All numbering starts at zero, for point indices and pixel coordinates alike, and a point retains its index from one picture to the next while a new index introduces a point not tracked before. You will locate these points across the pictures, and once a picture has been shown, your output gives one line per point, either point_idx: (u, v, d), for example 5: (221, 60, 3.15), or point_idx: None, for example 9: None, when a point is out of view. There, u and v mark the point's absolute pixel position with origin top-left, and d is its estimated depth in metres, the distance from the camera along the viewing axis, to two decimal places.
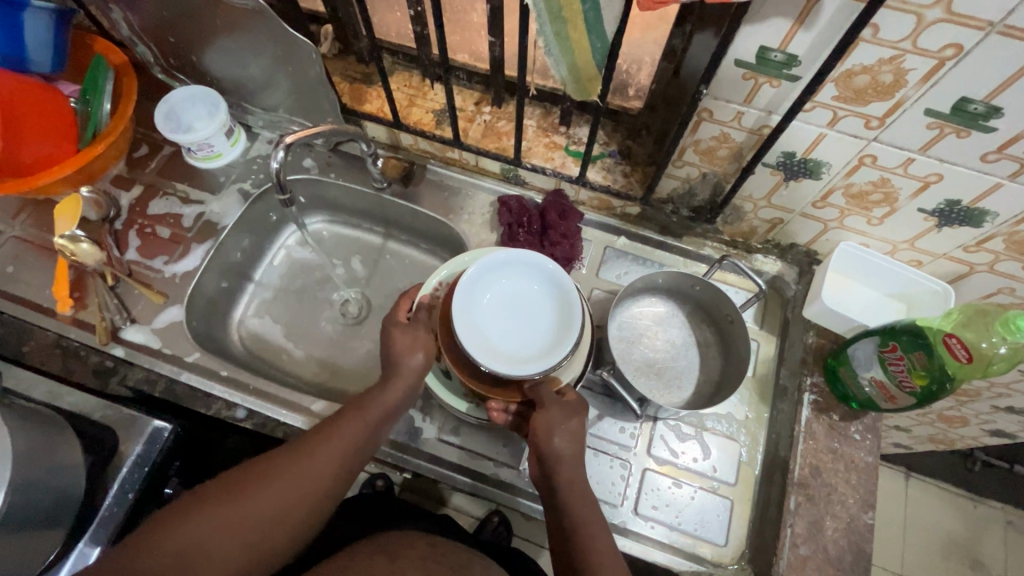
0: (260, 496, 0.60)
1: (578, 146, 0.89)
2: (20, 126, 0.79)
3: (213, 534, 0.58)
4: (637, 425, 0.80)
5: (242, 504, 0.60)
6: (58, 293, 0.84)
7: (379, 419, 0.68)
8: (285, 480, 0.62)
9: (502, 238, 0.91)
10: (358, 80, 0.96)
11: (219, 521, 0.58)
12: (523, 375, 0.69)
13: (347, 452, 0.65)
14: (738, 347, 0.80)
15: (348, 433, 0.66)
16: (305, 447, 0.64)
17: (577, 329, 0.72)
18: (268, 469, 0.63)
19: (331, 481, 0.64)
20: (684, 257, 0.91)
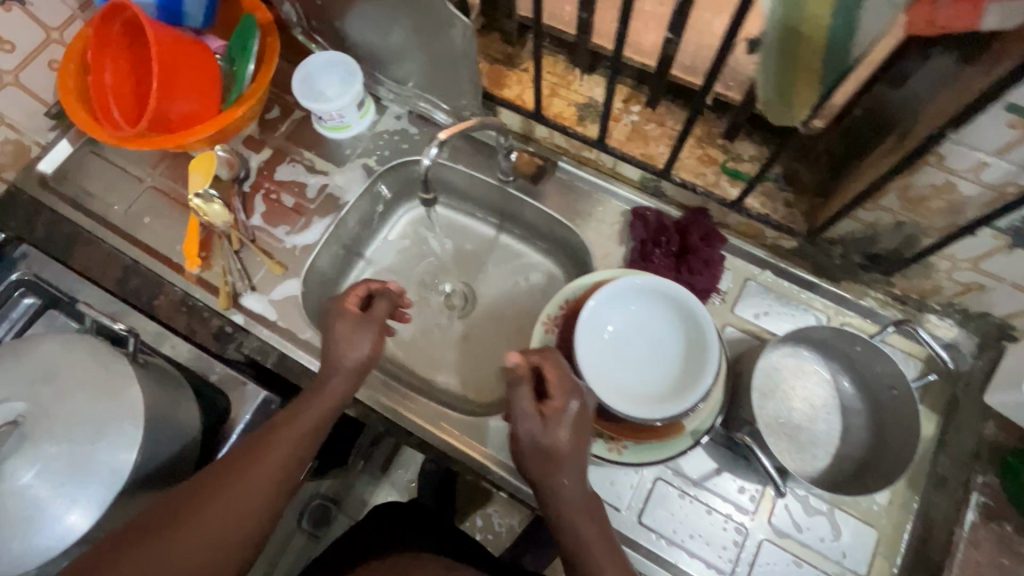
0: (198, 524, 0.55)
1: (737, 164, 0.79)
2: (174, 80, 0.78)
3: (150, 564, 0.52)
4: (760, 488, 0.72)
5: (181, 539, 0.53)
6: (189, 252, 0.85)
7: (316, 425, 0.64)
8: (230, 490, 0.57)
9: (632, 254, 0.82)
10: (500, 61, 0.89)
11: (158, 561, 0.52)
12: (645, 420, 0.62)
13: (283, 468, 0.61)
14: (896, 425, 0.69)
15: (287, 446, 0.61)
16: (246, 462, 0.59)
17: (690, 401, 0.62)
18: (203, 485, 0.57)
19: (274, 496, 0.59)
20: (837, 303, 0.79)
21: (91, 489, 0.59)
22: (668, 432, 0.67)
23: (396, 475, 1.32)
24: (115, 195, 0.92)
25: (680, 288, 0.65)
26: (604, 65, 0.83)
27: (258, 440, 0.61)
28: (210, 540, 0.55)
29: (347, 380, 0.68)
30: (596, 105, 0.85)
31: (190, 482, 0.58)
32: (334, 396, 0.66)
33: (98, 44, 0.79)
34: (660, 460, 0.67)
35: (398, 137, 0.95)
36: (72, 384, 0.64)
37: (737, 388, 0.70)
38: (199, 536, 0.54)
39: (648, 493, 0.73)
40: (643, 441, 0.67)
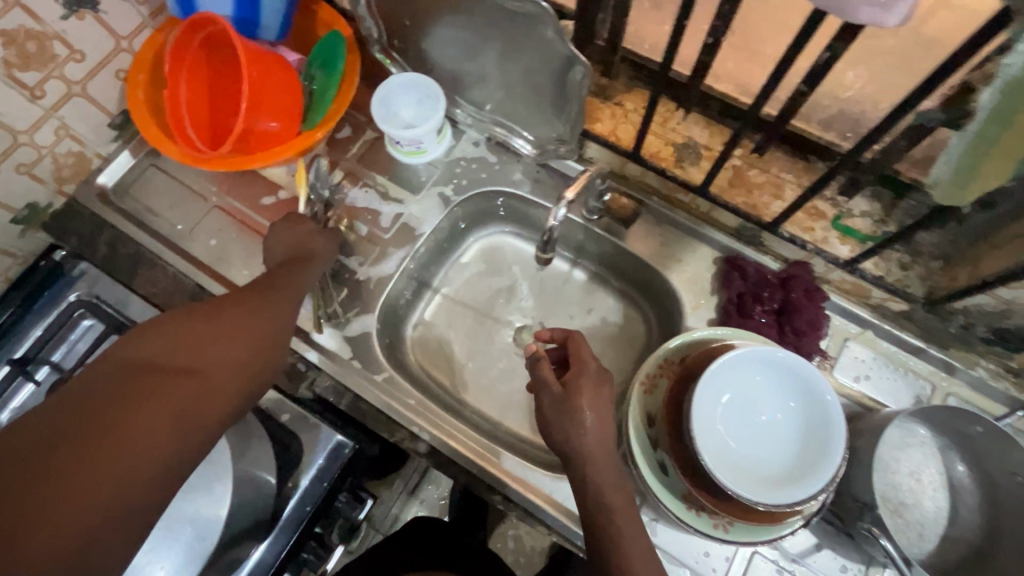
0: (225, 369, 0.60)
1: (850, 220, 0.74)
2: (261, 96, 0.74)
3: (189, 393, 0.56)
4: (862, 568, 0.69)
5: (213, 344, 0.60)
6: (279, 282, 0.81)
7: (299, 285, 0.72)
8: (228, 330, 0.62)
9: (728, 308, 0.78)
10: (592, 91, 0.83)
11: (194, 390, 0.56)
12: (752, 503, 0.58)
13: (277, 311, 0.67)
14: (1017, 513, 0.65)
15: (283, 294, 0.69)
16: (224, 307, 0.64)
17: (811, 490, 0.57)
18: (230, 331, 0.62)
19: (274, 337, 0.66)
20: (945, 370, 0.75)
21: (178, 547, 0.61)
22: (778, 517, 0.61)
23: (424, 492, 1.25)
24: (179, 213, 0.88)
25: (812, 367, 0.61)
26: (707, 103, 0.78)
27: (253, 296, 0.67)
28: (229, 379, 0.59)
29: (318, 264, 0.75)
30: (697, 145, 0.80)
31: (209, 307, 0.64)
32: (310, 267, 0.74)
33: (177, 56, 0.74)
34: (764, 541, 0.64)
35: (476, 165, 0.91)
36: None
37: (852, 464, 0.67)
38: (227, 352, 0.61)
39: (744, 566, 0.69)
40: (746, 521, 0.62)
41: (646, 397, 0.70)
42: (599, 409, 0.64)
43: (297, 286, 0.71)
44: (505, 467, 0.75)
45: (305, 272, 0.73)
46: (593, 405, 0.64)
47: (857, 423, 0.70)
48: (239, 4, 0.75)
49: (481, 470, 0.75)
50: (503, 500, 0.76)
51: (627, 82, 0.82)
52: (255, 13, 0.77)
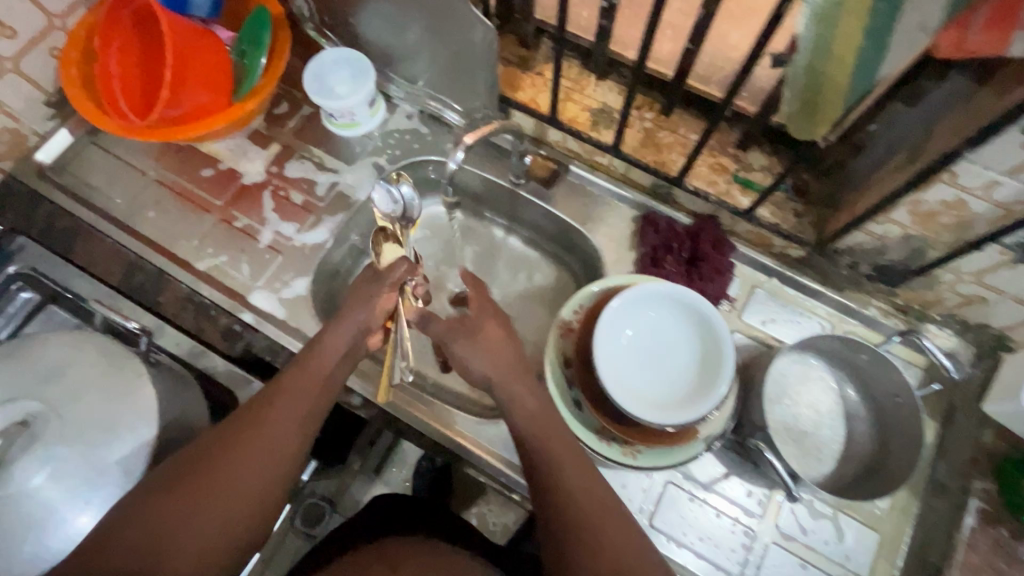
0: (240, 482, 0.56)
1: (748, 173, 0.80)
2: (187, 70, 0.76)
3: (188, 525, 0.53)
4: (767, 492, 0.74)
5: (214, 476, 0.55)
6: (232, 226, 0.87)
7: (328, 373, 0.63)
8: (230, 459, 0.56)
9: (644, 261, 0.83)
10: (514, 63, 0.88)
11: (186, 518, 0.53)
12: (656, 425, 0.63)
13: (303, 416, 0.60)
14: (899, 431, 0.71)
15: (303, 392, 0.61)
16: (252, 427, 0.58)
17: (705, 409, 0.63)
18: (228, 450, 0.57)
19: (299, 445, 0.59)
20: (841, 311, 0.81)
21: (105, 490, 0.60)
22: (677, 438, 0.67)
23: (389, 473, 1.20)
24: (119, 188, 0.90)
25: (702, 299, 0.66)
26: (617, 70, 0.84)
27: (272, 395, 0.60)
28: (240, 497, 0.55)
29: (343, 347, 0.63)
30: (610, 110, 0.85)
31: (198, 444, 0.58)
32: (335, 349, 0.63)
33: (106, 29, 0.77)
34: (670, 466, 0.68)
35: (410, 137, 0.95)
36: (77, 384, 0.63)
37: (750, 392, 0.72)
38: (252, 480, 0.56)
39: (661, 495, 0.74)
40: (650, 445, 0.67)
41: (562, 341, 0.75)
42: (504, 339, 0.66)
43: (324, 384, 0.62)
44: (435, 415, 0.79)
45: (328, 366, 0.63)
46: (494, 336, 0.66)
47: (758, 358, 0.75)
48: None
49: (411, 417, 0.79)
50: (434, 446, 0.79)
51: (545, 54, 0.88)
52: None
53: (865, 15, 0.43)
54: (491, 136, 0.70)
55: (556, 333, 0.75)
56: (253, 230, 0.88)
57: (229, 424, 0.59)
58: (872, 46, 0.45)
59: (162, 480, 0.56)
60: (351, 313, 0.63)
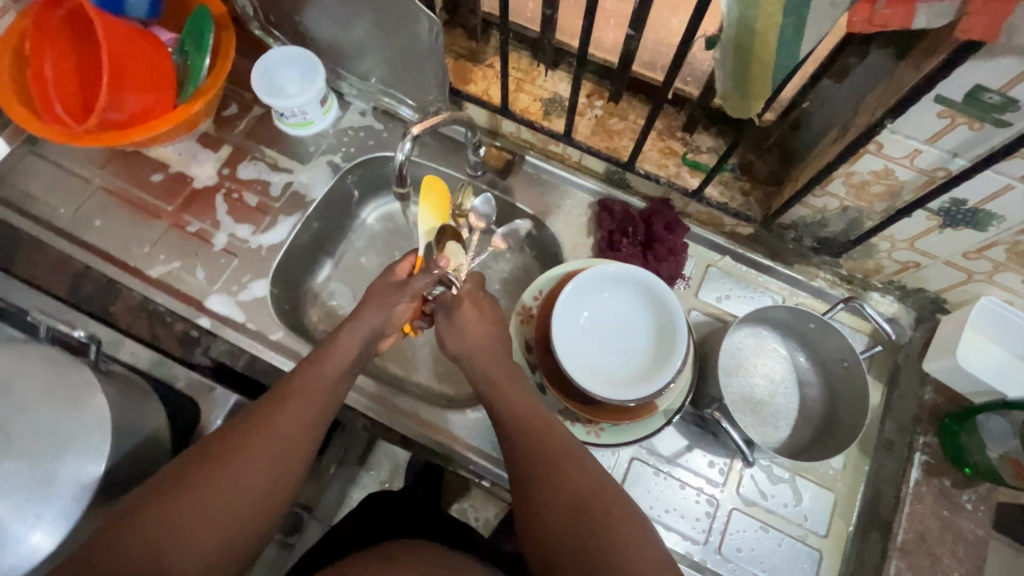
0: (246, 480, 0.53)
1: (696, 155, 0.83)
2: (125, 73, 0.75)
3: (194, 524, 0.50)
4: (727, 462, 0.76)
5: (220, 479, 0.52)
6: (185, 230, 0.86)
7: (339, 373, 0.62)
8: (242, 456, 0.54)
9: (601, 245, 0.85)
10: (464, 56, 0.89)
11: (195, 516, 0.50)
12: (618, 402, 0.64)
13: (312, 418, 0.58)
14: (847, 394, 0.74)
15: (316, 395, 0.59)
16: (260, 421, 0.56)
17: (661, 383, 0.64)
18: (238, 447, 0.54)
19: (306, 449, 0.57)
20: (791, 284, 0.84)
21: (58, 505, 0.56)
22: (639, 413, 0.68)
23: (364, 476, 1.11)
24: (61, 197, 0.87)
25: (653, 277, 0.68)
26: (565, 60, 0.85)
27: (283, 390, 0.59)
28: (250, 496, 0.53)
29: (354, 346, 0.64)
30: (562, 99, 0.87)
31: (205, 446, 0.55)
32: (348, 350, 0.64)
33: (38, 34, 0.75)
34: (633, 441, 0.71)
35: (364, 134, 0.94)
36: (17, 400, 0.60)
37: (706, 365, 0.75)
38: (261, 477, 0.54)
39: (626, 471, 0.76)
40: (612, 422, 0.69)
41: (523, 330, 0.76)
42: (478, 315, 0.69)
43: (332, 384, 0.61)
44: (402, 408, 0.79)
45: (338, 367, 0.62)
46: (467, 314, 0.68)
47: (714, 333, 0.77)
48: None
49: (381, 412, 0.80)
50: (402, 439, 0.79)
51: (496, 46, 0.89)
52: None
53: None
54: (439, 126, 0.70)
55: (516, 324, 0.76)
56: (206, 233, 0.86)
57: (237, 427, 0.56)
58: (792, 23, 0.47)
59: (166, 479, 0.52)
60: (364, 316, 0.66)
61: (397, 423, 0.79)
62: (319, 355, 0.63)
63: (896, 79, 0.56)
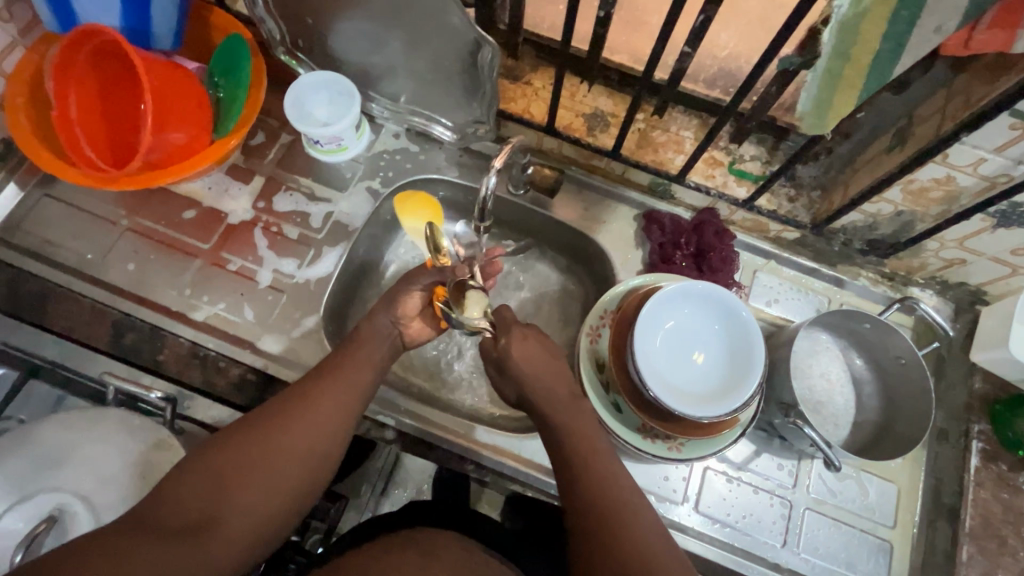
0: (291, 441, 0.57)
1: (742, 165, 0.84)
2: (165, 110, 0.72)
3: (245, 475, 0.54)
4: (795, 463, 0.79)
5: (268, 446, 0.56)
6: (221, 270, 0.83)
7: (379, 355, 0.65)
8: (291, 419, 0.58)
9: (653, 258, 0.85)
10: (501, 73, 0.88)
11: (245, 468, 0.54)
12: (699, 419, 0.65)
13: (353, 395, 0.61)
14: (905, 389, 0.77)
15: (356, 373, 0.62)
16: (307, 391, 0.60)
17: (741, 400, 0.65)
18: (287, 412, 0.58)
19: (345, 423, 0.60)
20: (836, 284, 0.86)
21: None
22: (720, 428, 0.69)
23: (394, 493, 1.03)
24: (87, 242, 0.83)
25: (730, 294, 0.70)
26: (606, 74, 0.85)
27: (330, 366, 0.63)
28: (294, 456, 0.56)
29: (382, 334, 0.67)
30: (604, 114, 0.87)
31: (253, 415, 0.58)
32: (375, 336, 0.66)
33: (61, 72, 0.70)
34: (713, 454, 0.71)
35: (400, 156, 0.92)
36: (102, 466, 0.58)
37: (773, 371, 0.76)
38: (305, 439, 0.57)
39: (700, 480, 0.77)
40: (693, 438, 0.69)
41: (592, 350, 0.76)
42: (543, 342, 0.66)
43: (372, 364, 0.64)
44: (474, 438, 0.78)
45: (371, 348, 0.65)
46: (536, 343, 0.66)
47: (775, 339, 0.79)
48: (127, 13, 0.72)
49: (452, 443, 0.77)
50: (475, 467, 0.78)
51: (532, 62, 0.88)
52: (145, 22, 0.74)
53: (883, 20, 0.47)
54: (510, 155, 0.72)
55: (584, 344, 0.76)
56: (249, 271, 0.83)
57: (284, 400, 0.59)
58: (890, 49, 0.49)
59: (219, 442, 0.56)
60: (391, 302, 0.68)
61: (467, 452, 0.78)
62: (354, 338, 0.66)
63: (963, 93, 0.59)
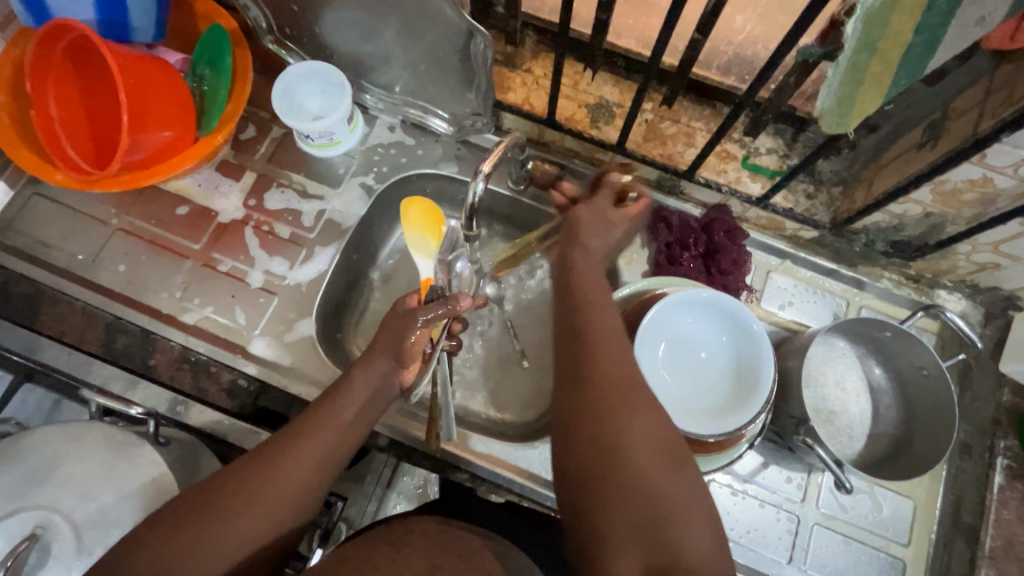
0: (254, 511, 0.51)
1: (757, 159, 0.78)
2: (144, 107, 0.69)
3: (203, 546, 0.49)
4: (804, 476, 0.75)
5: (229, 523, 0.50)
6: (213, 270, 0.81)
7: (356, 416, 0.59)
8: (257, 488, 0.52)
9: (659, 258, 0.80)
10: (499, 61, 0.83)
11: (205, 540, 0.49)
12: (698, 437, 0.62)
13: (322, 463, 0.55)
14: (927, 402, 0.72)
15: (330, 436, 0.57)
16: (277, 456, 0.54)
17: (749, 416, 0.62)
18: (252, 476, 0.53)
19: (314, 494, 0.55)
20: (856, 286, 0.80)
21: None
22: (721, 445, 0.65)
23: (401, 482, 0.91)
24: (77, 242, 0.81)
25: (741, 304, 0.66)
26: (610, 60, 0.79)
27: (301, 426, 0.57)
28: (261, 524, 0.51)
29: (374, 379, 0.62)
30: (608, 104, 0.81)
31: (210, 480, 0.53)
32: (366, 385, 0.61)
33: (37, 71, 0.67)
34: (716, 469, 0.68)
35: (395, 151, 0.88)
36: (88, 481, 0.58)
37: (784, 382, 0.72)
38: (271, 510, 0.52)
39: (704, 491, 0.74)
40: (694, 454, 0.65)
41: None
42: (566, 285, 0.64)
43: (347, 427, 0.58)
44: (471, 446, 0.76)
45: (354, 404, 0.59)
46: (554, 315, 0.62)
47: (787, 347, 0.74)
48: (102, 6, 0.68)
49: (447, 453, 0.76)
50: (470, 476, 0.77)
51: (533, 48, 0.83)
52: (121, 14, 0.70)
53: (918, 11, 0.42)
54: (505, 153, 0.67)
55: None
56: (240, 272, 0.81)
57: (250, 464, 0.54)
58: (923, 41, 0.44)
59: (174, 514, 0.50)
60: (377, 358, 0.62)
61: (463, 460, 0.76)
62: (332, 395, 0.60)
63: (1006, 87, 0.52)
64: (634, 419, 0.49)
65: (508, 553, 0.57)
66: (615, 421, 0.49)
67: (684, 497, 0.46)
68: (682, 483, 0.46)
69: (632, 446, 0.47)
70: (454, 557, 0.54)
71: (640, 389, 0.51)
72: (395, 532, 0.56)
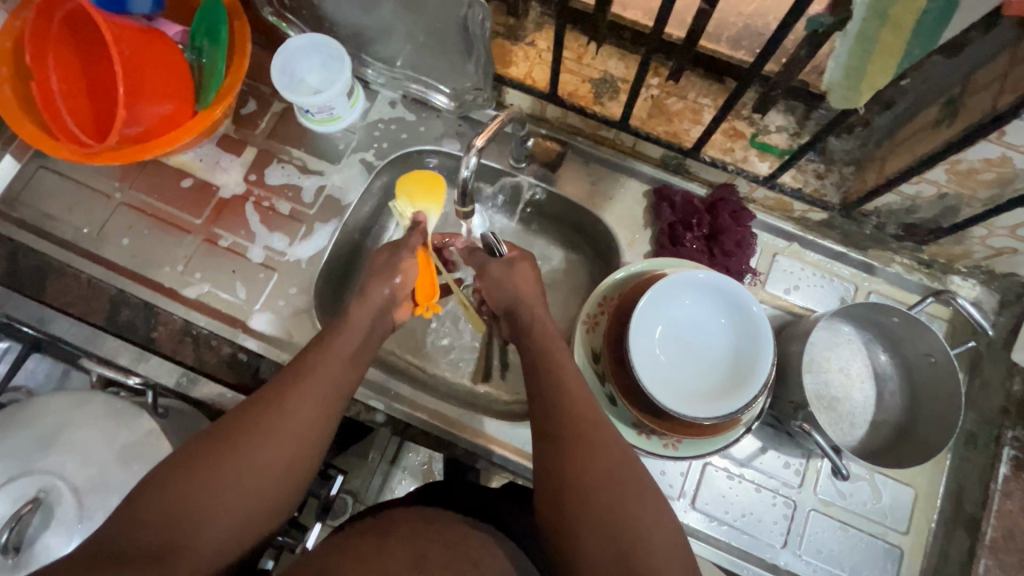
0: (271, 448, 0.51)
1: (766, 137, 0.76)
2: (142, 79, 0.69)
3: (225, 483, 0.49)
4: (803, 462, 0.74)
5: (210, 484, 0.48)
6: (215, 244, 0.81)
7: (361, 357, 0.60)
8: (275, 423, 0.52)
9: (661, 239, 0.78)
10: (502, 34, 0.81)
11: (225, 479, 0.49)
12: (692, 419, 0.61)
13: (334, 401, 0.56)
14: (932, 391, 0.70)
15: (319, 400, 0.55)
16: (289, 395, 0.54)
17: (743, 401, 0.61)
18: (266, 415, 0.53)
19: (329, 430, 0.55)
20: (865, 270, 0.78)
21: None
22: (718, 430, 0.64)
23: (405, 459, 0.92)
24: (81, 215, 0.82)
25: (740, 284, 0.64)
26: (616, 33, 0.77)
27: (310, 368, 0.57)
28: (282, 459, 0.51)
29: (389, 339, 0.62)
30: (613, 79, 0.79)
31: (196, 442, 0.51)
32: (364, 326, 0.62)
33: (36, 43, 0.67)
34: (712, 453, 0.67)
35: (395, 126, 0.86)
36: (91, 447, 0.59)
37: (785, 366, 0.71)
38: (285, 452, 0.52)
39: (700, 476, 0.74)
40: (689, 438, 0.64)
41: (587, 338, 0.71)
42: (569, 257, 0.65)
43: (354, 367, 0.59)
44: (468, 424, 0.77)
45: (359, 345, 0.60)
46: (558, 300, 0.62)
47: (790, 330, 0.73)
48: None
49: (445, 431, 0.76)
50: (466, 453, 0.77)
51: (536, 21, 0.81)
52: None
53: None
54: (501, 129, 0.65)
55: (577, 332, 0.71)
56: (241, 247, 0.81)
57: (263, 404, 0.54)
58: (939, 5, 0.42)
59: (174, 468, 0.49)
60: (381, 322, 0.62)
61: (458, 438, 0.76)
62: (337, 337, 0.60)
63: None
64: (592, 448, 0.51)
65: (494, 540, 0.57)
66: (579, 452, 0.51)
67: (657, 519, 0.48)
68: (646, 506, 0.48)
69: (591, 478, 0.49)
70: (440, 547, 0.53)
71: (599, 424, 0.53)
72: (382, 522, 0.56)
